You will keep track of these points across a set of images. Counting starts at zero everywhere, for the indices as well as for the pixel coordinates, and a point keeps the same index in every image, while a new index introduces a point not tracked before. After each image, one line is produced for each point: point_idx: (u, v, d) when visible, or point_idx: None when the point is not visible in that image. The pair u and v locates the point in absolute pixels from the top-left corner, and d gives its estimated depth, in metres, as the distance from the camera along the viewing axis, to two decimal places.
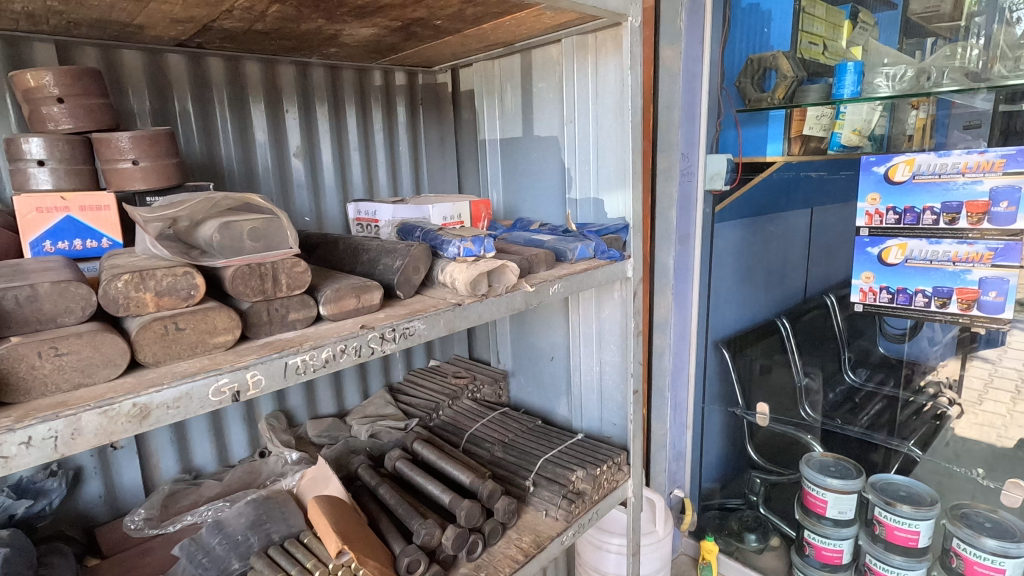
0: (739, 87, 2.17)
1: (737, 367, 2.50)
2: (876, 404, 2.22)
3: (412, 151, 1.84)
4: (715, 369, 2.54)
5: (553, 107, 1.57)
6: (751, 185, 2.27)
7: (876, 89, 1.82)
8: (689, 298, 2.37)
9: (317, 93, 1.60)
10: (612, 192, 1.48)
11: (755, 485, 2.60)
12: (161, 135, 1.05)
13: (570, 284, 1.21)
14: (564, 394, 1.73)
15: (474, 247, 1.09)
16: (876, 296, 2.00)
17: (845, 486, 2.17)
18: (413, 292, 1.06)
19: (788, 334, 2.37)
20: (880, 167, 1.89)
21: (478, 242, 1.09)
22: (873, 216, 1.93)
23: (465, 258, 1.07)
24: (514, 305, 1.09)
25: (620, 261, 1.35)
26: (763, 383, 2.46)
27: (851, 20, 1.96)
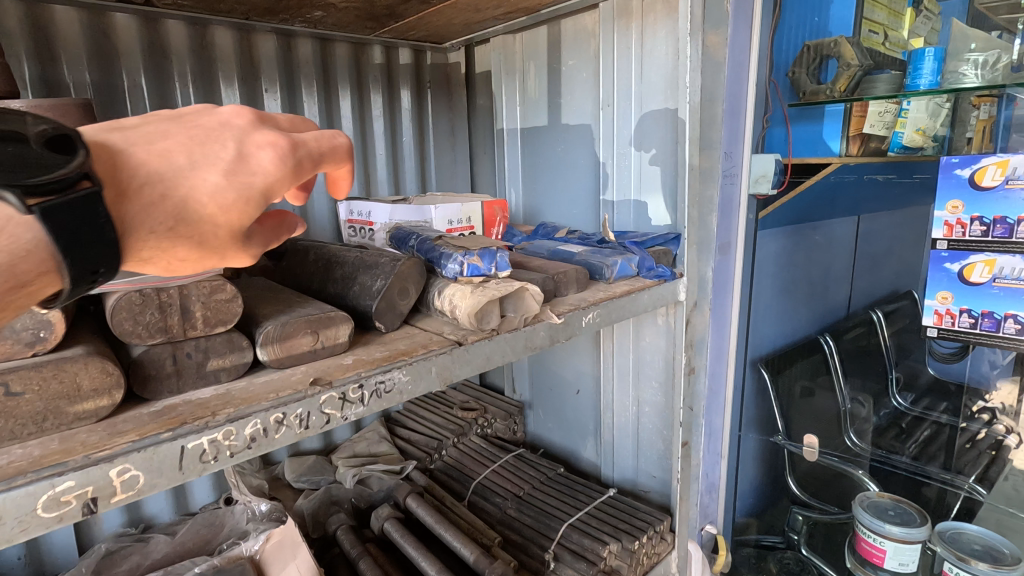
0: (792, 78, 1.63)
1: (782, 392, 1.89)
2: (922, 429, 1.89)
3: (418, 141, 1.57)
4: (759, 410, 1.88)
5: (587, 89, 1.29)
6: (801, 189, 1.66)
7: (961, 79, 1.38)
8: (729, 310, 1.66)
9: (304, 71, 1.34)
10: (657, 196, 1.18)
11: (795, 523, 1.96)
12: (70, 105, 0.78)
13: (608, 312, 0.93)
14: (591, 433, 1.45)
15: (481, 265, 0.80)
16: (954, 321, 1.46)
17: (907, 536, 1.59)
18: (399, 323, 0.78)
19: (832, 353, 1.94)
20: (965, 169, 1.36)
21: (486, 256, 0.81)
22: (953, 228, 1.40)
23: (470, 279, 0.79)
24: (531, 344, 0.80)
25: (670, 281, 1.06)
26: (806, 407, 1.93)
27: (914, 8, 1.64)
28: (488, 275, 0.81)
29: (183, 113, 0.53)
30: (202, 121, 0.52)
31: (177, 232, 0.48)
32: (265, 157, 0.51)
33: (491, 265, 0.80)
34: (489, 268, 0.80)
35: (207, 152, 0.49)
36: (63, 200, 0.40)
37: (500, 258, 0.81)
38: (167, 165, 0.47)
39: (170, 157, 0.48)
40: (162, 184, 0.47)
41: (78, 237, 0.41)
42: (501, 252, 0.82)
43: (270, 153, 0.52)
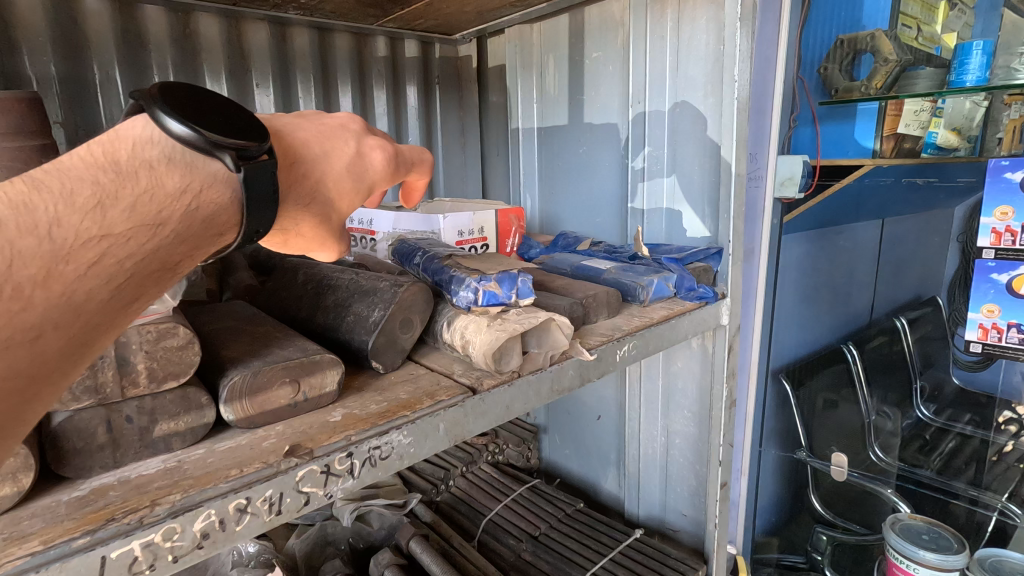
0: (823, 74, 1.41)
1: (803, 404, 1.66)
2: (949, 441, 1.56)
3: (426, 142, 1.43)
4: (777, 426, 1.68)
5: (614, 85, 1.15)
6: (827, 195, 1.47)
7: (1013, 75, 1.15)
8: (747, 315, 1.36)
9: (300, 63, 1.21)
10: (693, 205, 1.05)
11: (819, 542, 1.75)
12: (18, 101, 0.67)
13: (644, 342, 0.80)
14: (613, 463, 1.32)
15: (500, 291, 0.66)
16: (1001, 336, 1.29)
17: (946, 563, 1.37)
18: (401, 361, 0.65)
19: (856, 363, 1.65)
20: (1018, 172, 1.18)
21: (506, 280, 0.67)
22: (1003, 236, 1.23)
23: (486, 309, 0.66)
24: (558, 386, 0.67)
25: (712, 302, 0.93)
26: (830, 421, 1.68)
27: None
28: (509, 304, 0.67)
29: (303, 110, 0.61)
30: (317, 119, 0.60)
31: (307, 215, 0.57)
32: (378, 158, 0.61)
33: (512, 292, 0.67)
34: (509, 296, 0.67)
35: (332, 147, 0.58)
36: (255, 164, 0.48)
37: (522, 283, 0.68)
38: (307, 154, 0.56)
39: (305, 148, 0.57)
40: (307, 171, 0.56)
41: (258, 195, 0.48)
42: (524, 276, 0.68)
43: (379, 155, 0.61)
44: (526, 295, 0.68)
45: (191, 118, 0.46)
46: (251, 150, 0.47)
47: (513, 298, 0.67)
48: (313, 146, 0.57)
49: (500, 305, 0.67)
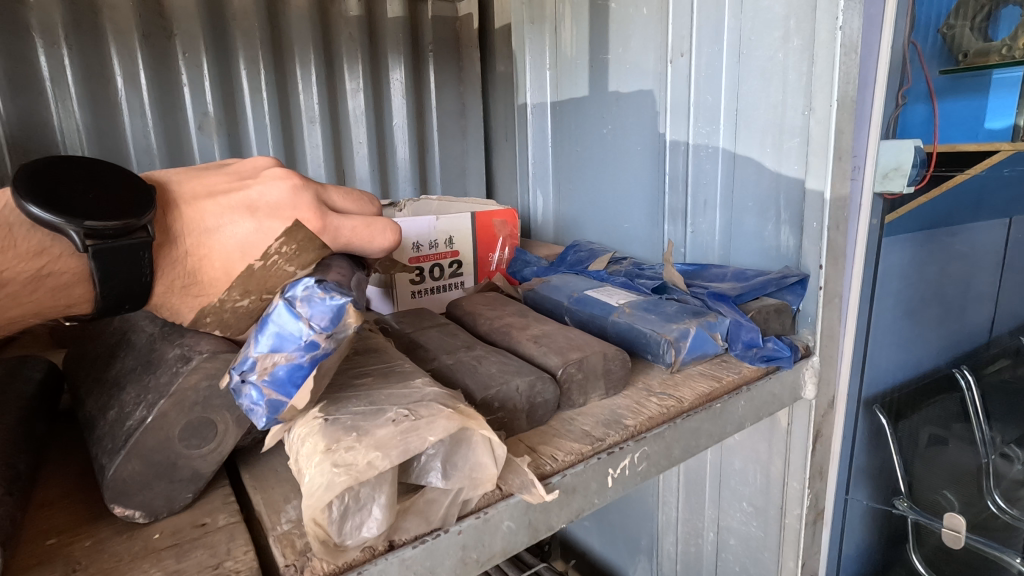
0: (943, 34, 0.77)
1: (898, 445, 0.92)
2: None
3: (413, 126, 1.13)
4: (861, 473, 0.92)
5: (649, 35, 0.81)
6: (944, 190, 0.78)
7: None
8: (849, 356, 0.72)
9: (241, 25, 0.94)
10: (762, 207, 0.68)
11: None
12: None
13: (660, 447, 0.46)
14: (644, 552, 0.97)
15: (289, 354, 0.35)
16: None
17: None
18: (190, 499, 0.36)
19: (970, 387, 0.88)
20: None
21: (281, 327, 0.35)
22: None
23: (296, 403, 0.35)
24: (476, 555, 0.36)
25: (785, 367, 0.57)
26: (934, 463, 0.92)
27: None
28: (326, 352, 0.35)
29: (240, 170, 0.44)
30: (243, 179, 0.43)
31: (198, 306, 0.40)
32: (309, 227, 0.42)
33: (306, 332, 0.35)
34: (305, 343, 0.35)
35: (227, 218, 0.40)
36: (130, 241, 0.35)
37: (307, 303, 0.36)
38: (197, 227, 0.39)
39: (201, 217, 0.40)
40: (183, 243, 0.39)
41: (126, 282, 0.35)
42: (302, 290, 0.36)
43: (306, 218, 0.41)
44: (333, 313, 0.36)
45: (57, 189, 0.34)
46: (109, 224, 0.33)
47: (319, 336, 0.35)
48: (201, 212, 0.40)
49: (316, 373, 0.35)
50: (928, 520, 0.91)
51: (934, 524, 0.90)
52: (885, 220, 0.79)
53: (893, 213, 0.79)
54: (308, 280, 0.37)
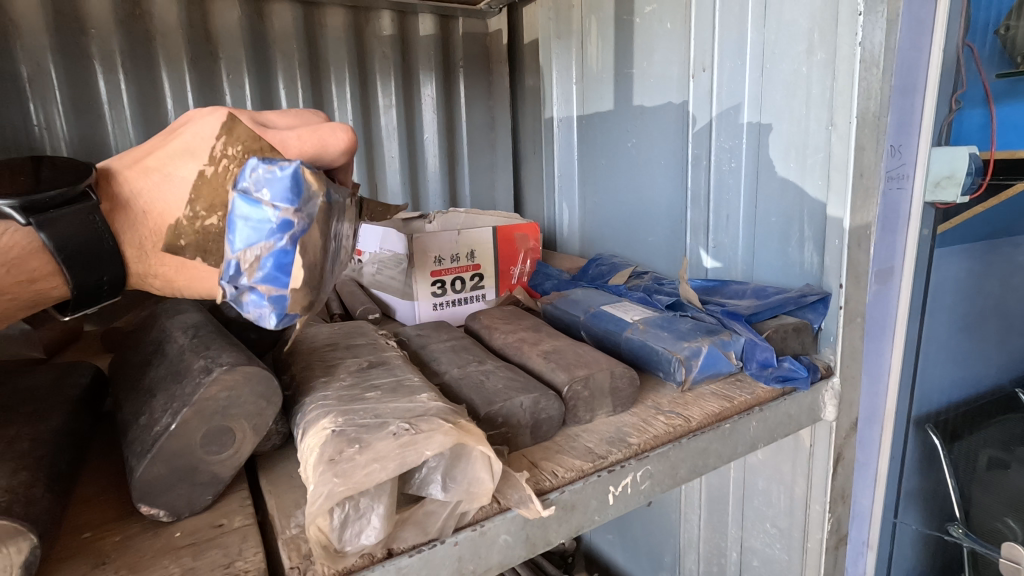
0: (1001, 36, 0.73)
1: (954, 467, 0.88)
2: None
3: (443, 140, 1.16)
4: (911, 496, 0.88)
5: (672, 49, 0.81)
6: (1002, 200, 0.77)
7: None
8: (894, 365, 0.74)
9: (281, 47, 0.99)
10: (785, 223, 0.67)
11: None
12: None
13: (666, 466, 0.46)
14: (667, 569, 0.96)
15: (269, 245, 0.39)
16: None
17: None
18: (209, 502, 0.39)
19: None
20: None
21: (250, 222, 0.39)
22: None
23: (291, 284, 0.41)
24: (473, 567, 0.37)
25: (802, 388, 0.56)
26: (996, 487, 0.87)
27: None
28: (303, 229, 0.39)
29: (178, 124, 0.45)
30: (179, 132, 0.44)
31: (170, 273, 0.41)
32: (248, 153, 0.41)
33: (274, 216, 0.38)
34: (275, 227, 0.39)
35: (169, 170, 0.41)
36: (75, 207, 0.37)
37: (264, 189, 0.38)
38: (146, 189, 0.41)
39: (145, 180, 0.41)
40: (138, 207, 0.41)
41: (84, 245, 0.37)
42: (251, 176, 0.38)
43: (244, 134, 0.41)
44: (287, 188, 0.38)
45: None
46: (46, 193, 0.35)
47: (288, 215, 0.38)
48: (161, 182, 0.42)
49: (300, 250, 0.40)
50: (985, 549, 0.85)
51: (991, 554, 0.84)
52: (939, 231, 0.75)
53: (946, 223, 0.75)
54: (250, 163, 0.39)
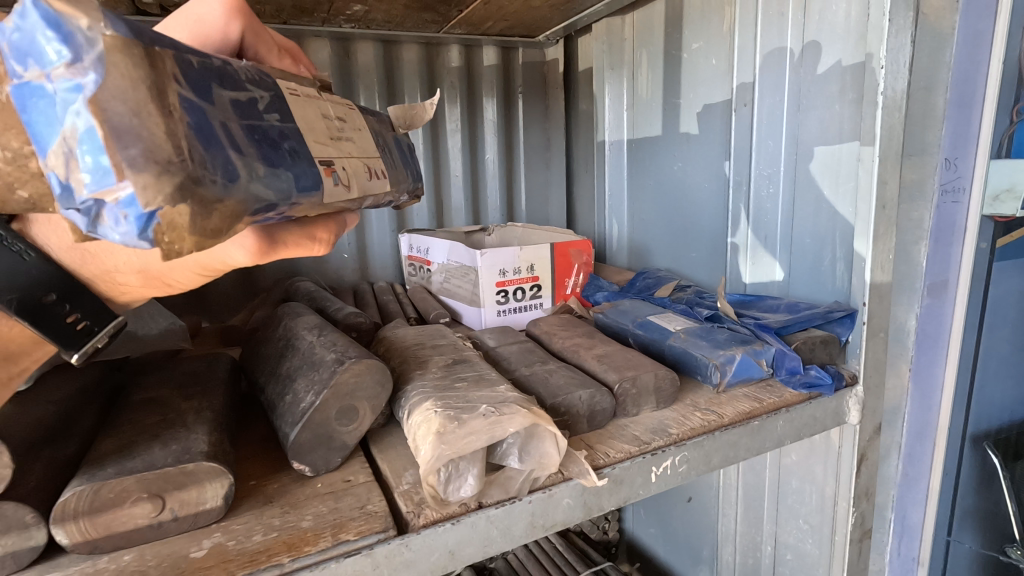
0: None
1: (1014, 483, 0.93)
2: None
3: (504, 159, 1.27)
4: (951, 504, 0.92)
5: (717, 83, 0.89)
6: None
7: None
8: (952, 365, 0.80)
9: (364, 80, 1.13)
10: (818, 244, 0.74)
11: None
12: None
13: (703, 452, 0.55)
14: (705, 562, 1.03)
15: (69, 127, 0.24)
16: None
17: None
18: (340, 461, 0.51)
19: None
20: None
21: (35, 113, 0.25)
22: None
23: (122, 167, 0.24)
24: (542, 521, 0.47)
25: (828, 393, 0.63)
26: None
27: None
28: (94, 78, 0.24)
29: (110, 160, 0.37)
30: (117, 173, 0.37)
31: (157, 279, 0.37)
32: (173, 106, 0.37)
33: (53, 86, 0.24)
34: (65, 89, 0.24)
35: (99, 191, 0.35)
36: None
37: (26, 51, 0.24)
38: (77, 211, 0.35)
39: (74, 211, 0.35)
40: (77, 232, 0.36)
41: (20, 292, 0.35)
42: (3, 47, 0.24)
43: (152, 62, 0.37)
44: (51, 25, 0.24)
45: None
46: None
47: (64, 74, 0.24)
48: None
49: (98, 107, 0.24)
50: None
51: None
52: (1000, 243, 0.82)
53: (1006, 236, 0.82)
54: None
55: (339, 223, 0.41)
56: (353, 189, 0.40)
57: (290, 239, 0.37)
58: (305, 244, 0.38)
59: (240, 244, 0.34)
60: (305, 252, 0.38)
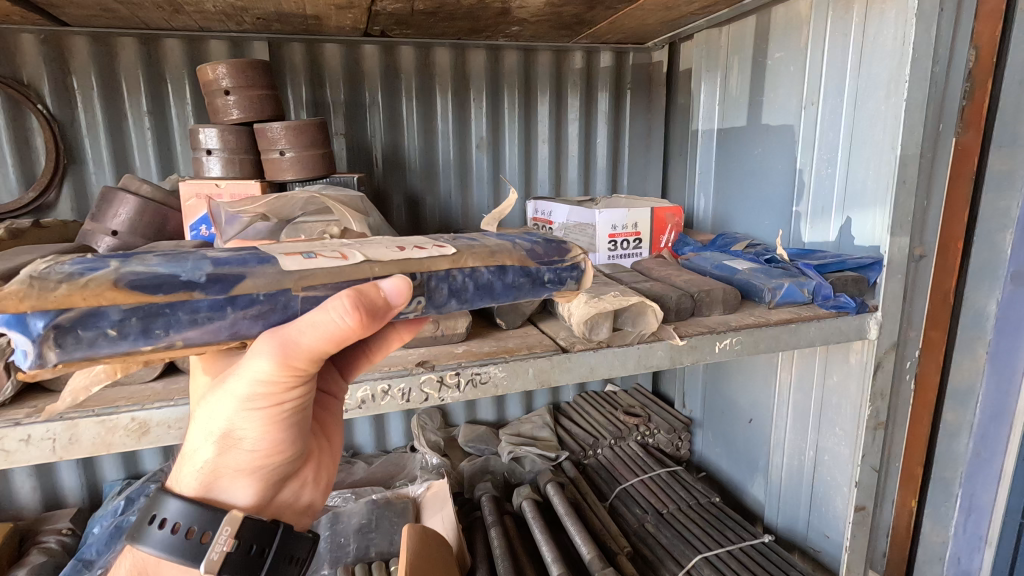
0: None
1: None
2: None
3: (612, 143, 1.56)
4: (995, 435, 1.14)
5: (793, 85, 1.13)
6: None
7: None
8: None
9: (508, 80, 1.45)
10: (863, 212, 0.98)
11: None
12: (256, 63, 1.01)
13: (755, 339, 0.83)
14: (760, 469, 1.30)
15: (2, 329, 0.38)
16: None
17: None
18: (521, 323, 0.85)
19: None
20: None
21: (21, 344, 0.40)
22: None
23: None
24: (646, 362, 0.78)
25: (853, 314, 0.89)
26: None
27: None
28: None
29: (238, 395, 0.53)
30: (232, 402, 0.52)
31: (229, 432, 0.44)
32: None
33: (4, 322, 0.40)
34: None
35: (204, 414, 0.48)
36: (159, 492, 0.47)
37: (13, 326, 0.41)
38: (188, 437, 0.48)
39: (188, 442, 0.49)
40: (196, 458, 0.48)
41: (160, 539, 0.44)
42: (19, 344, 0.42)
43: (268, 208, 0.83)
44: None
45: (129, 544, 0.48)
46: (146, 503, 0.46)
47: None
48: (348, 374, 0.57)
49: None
50: None
51: None
52: None
53: None
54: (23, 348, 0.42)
55: (373, 290, 0.41)
56: (337, 257, 0.46)
57: (303, 325, 0.40)
58: (320, 319, 0.39)
59: (260, 346, 0.40)
60: (335, 327, 0.39)
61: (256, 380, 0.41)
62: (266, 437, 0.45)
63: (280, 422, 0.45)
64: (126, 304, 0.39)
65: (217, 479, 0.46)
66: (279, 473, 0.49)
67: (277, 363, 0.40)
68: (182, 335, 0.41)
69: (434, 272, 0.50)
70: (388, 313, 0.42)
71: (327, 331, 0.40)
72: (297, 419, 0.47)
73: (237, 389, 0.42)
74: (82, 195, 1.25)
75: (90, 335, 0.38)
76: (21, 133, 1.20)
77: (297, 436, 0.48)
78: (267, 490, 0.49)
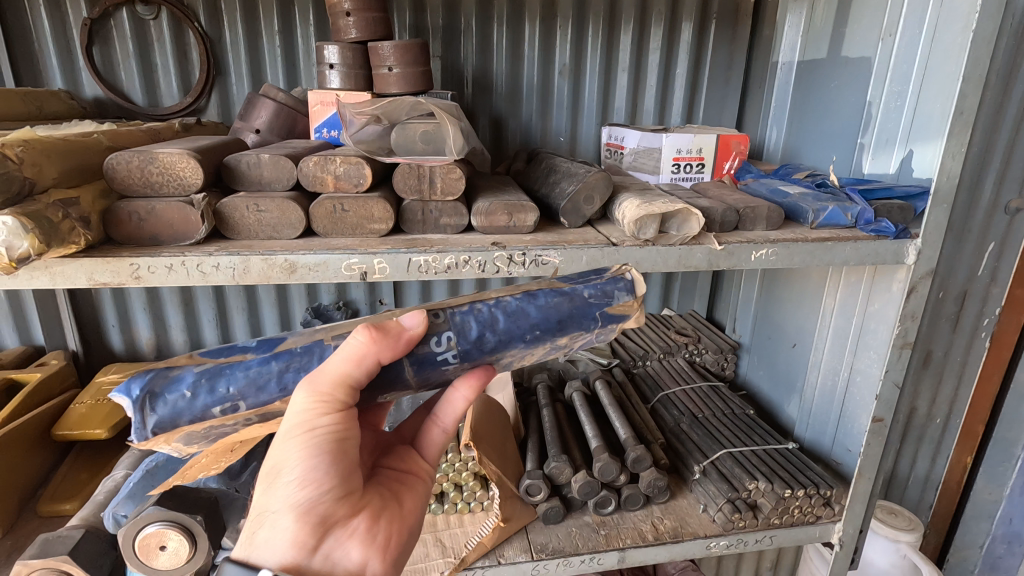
0: None
1: None
2: None
3: (692, 74, 1.60)
4: None
5: (877, 16, 1.13)
6: None
7: None
8: None
9: (594, 8, 1.52)
10: (923, 145, 1.02)
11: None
12: None
13: (792, 251, 0.93)
14: (796, 389, 1.40)
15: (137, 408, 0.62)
16: None
17: None
18: (581, 223, 0.99)
19: None
20: None
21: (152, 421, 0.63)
22: None
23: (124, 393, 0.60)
24: (687, 261, 0.91)
25: (892, 239, 0.95)
26: None
27: None
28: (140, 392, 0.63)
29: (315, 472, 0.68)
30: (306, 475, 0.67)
31: (274, 475, 0.57)
32: (391, 444, 0.76)
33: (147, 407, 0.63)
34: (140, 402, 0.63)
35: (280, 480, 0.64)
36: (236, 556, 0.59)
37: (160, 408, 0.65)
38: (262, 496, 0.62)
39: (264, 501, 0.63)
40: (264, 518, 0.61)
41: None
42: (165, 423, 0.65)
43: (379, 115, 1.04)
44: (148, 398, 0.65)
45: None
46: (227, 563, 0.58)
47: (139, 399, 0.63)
48: (424, 452, 0.74)
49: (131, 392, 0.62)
50: None
51: None
52: None
53: None
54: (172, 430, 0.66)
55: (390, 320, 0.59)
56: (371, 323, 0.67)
57: (329, 364, 0.56)
58: (343, 345, 0.57)
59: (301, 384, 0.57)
60: (354, 342, 0.56)
61: (295, 420, 0.56)
62: (303, 472, 0.56)
63: (309, 462, 0.56)
64: (197, 368, 0.61)
65: (266, 533, 0.58)
66: (321, 513, 0.58)
67: (309, 400, 0.56)
68: (239, 391, 0.60)
69: (457, 311, 0.64)
70: (405, 339, 0.58)
71: (349, 352, 0.56)
72: (329, 463, 0.57)
73: (288, 425, 0.56)
74: (227, 104, 1.50)
75: (173, 397, 0.59)
76: (180, 46, 1.44)
77: (333, 475, 0.58)
78: (310, 532, 0.57)
